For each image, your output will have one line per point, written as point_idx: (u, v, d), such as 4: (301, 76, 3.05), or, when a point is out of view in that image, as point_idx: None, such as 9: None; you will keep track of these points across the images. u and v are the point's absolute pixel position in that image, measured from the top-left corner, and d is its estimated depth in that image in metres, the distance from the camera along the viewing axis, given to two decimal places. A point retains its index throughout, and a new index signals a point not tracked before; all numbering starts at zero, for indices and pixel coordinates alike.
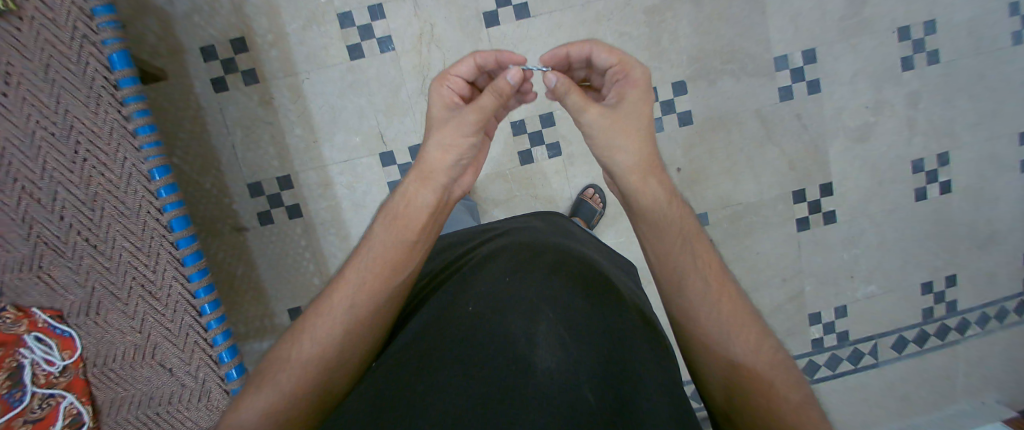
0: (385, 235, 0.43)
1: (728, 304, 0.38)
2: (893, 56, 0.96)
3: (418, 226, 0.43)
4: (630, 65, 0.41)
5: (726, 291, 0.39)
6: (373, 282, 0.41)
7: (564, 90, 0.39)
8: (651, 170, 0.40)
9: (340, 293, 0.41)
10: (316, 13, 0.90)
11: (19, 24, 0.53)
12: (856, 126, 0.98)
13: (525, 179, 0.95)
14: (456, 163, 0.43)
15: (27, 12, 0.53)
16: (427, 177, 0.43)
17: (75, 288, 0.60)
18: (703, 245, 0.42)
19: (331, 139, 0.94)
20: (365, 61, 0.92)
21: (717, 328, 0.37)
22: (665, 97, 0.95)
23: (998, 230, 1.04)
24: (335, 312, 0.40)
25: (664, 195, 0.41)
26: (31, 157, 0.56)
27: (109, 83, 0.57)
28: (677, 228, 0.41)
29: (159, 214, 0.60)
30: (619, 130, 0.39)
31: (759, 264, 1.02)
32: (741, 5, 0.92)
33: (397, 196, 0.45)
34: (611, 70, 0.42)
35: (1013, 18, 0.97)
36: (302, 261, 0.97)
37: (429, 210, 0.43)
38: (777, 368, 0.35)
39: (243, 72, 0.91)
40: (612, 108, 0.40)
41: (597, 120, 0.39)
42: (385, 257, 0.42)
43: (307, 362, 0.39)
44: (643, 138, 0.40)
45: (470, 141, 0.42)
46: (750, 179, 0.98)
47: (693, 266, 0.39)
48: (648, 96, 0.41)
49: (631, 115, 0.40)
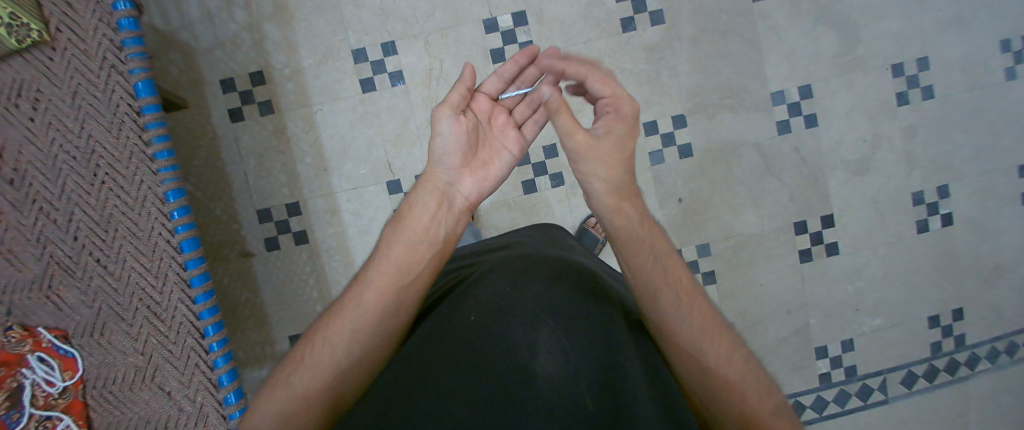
0: (394, 241, 0.45)
1: (698, 319, 0.39)
2: (888, 92, 0.99)
3: (421, 231, 0.45)
4: (620, 99, 0.42)
5: (697, 304, 0.40)
6: (382, 286, 0.42)
7: (555, 110, 0.42)
8: (626, 195, 0.43)
9: (352, 299, 0.43)
10: (332, 49, 0.95)
11: (52, 53, 0.57)
12: (854, 160, 0.99)
13: (528, 207, 0.97)
14: (441, 155, 0.46)
15: (61, 43, 0.57)
16: (426, 178, 0.47)
17: (82, 308, 0.61)
18: (674, 263, 0.43)
19: (341, 167, 0.96)
20: (376, 93, 0.96)
21: (689, 337, 0.37)
22: (665, 130, 0.97)
23: (1004, 262, 1.03)
24: (347, 315, 0.41)
25: (640, 219, 0.43)
26: (52, 179, 0.59)
27: (133, 109, 0.59)
28: (647, 243, 0.42)
29: (171, 235, 0.61)
30: (599, 161, 0.41)
31: (763, 296, 1.01)
32: (737, 43, 0.96)
33: (407, 201, 0.48)
34: (601, 101, 0.43)
35: (1005, 55, 1.00)
36: (305, 286, 0.98)
37: (430, 213, 0.45)
38: (746, 373, 0.36)
39: (259, 103, 0.95)
40: (598, 139, 0.42)
41: (578, 147, 0.41)
42: (394, 264, 0.43)
43: (317, 366, 0.39)
44: (619, 165, 0.42)
45: (447, 130, 0.45)
46: (751, 210, 0.99)
47: (665, 280, 0.40)
48: (632, 134, 0.42)
49: (614, 147, 0.42)
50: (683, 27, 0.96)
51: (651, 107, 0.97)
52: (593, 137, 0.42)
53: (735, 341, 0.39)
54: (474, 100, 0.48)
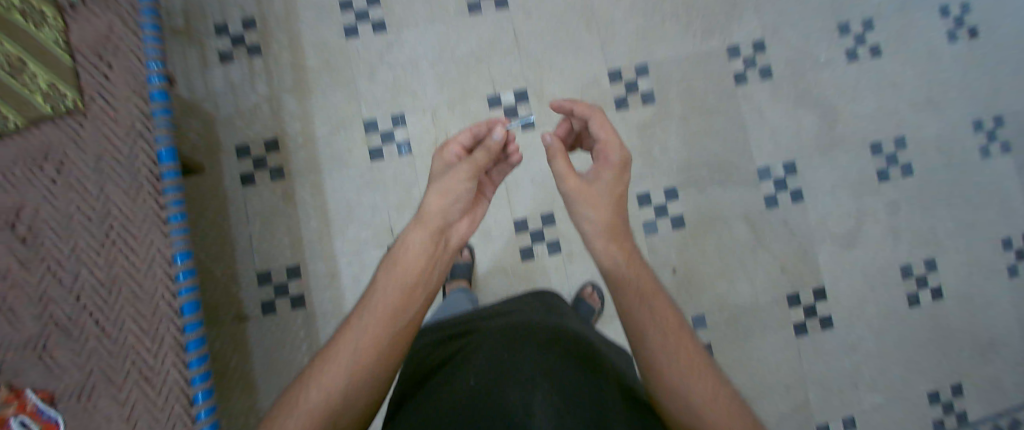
0: (389, 283, 0.45)
1: (684, 354, 0.41)
2: (868, 169, 1.05)
3: (416, 269, 0.45)
4: (610, 147, 0.47)
5: (684, 342, 0.42)
6: (377, 328, 0.43)
7: (552, 154, 0.47)
8: (616, 236, 0.45)
9: (346, 339, 0.43)
10: (345, 120, 1.02)
11: (82, 120, 0.62)
12: (841, 233, 1.03)
13: (526, 274, 0.98)
14: (453, 205, 0.47)
15: (92, 111, 0.63)
16: (424, 221, 0.46)
17: (73, 370, 0.60)
18: (663, 302, 0.43)
19: (344, 231, 1.00)
20: (384, 161, 1.01)
21: (675, 376, 0.39)
22: (658, 201, 1.02)
23: (998, 337, 1.03)
24: (341, 356, 0.42)
25: (623, 257, 0.44)
26: (64, 239, 0.61)
27: (154, 174, 0.63)
28: (636, 286, 0.43)
29: (172, 298, 0.62)
30: (590, 202, 0.45)
31: (763, 370, 0.99)
32: (723, 123, 1.04)
33: (397, 241, 0.48)
34: (597, 146, 0.49)
35: (979, 134, 1.07)
36: (298, 352, 0.96)
37: (428, 253, 0.46)
38: (730, 414, 0.39)
39: (271, 169, 1.00)
40: (590, 183, 0.46)
41: (572, 190, 0.46)
42: (388, 302, 0.44)
43: (312, 407, 0.40)
44: (611, 206, 0.46)
45: (466, 184, 0.47)
46: (744, 282, 1.00)
47: (653, 320, 0.42)
48: (621, 180, 0.47)
49: (603, 190, 0.46)
50: (672, 107, 1.04)
51: (645, 180, 1.02)
52: (586, 181, 0.46)
53: (722, 380, 0.41)
54: (445, 151, 0.51)
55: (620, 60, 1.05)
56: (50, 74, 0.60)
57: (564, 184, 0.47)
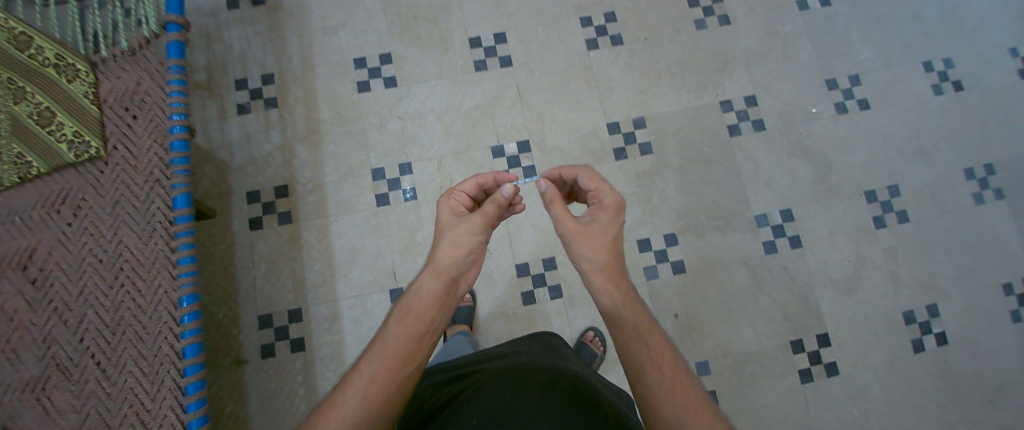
0: (399, 330, 0.46)
1: (679, 388, 0.41)
2: (864, 215, 1.07)
3: (427, 319, 0.46)
4: (602, 192, 0.51)
5: (679, 378, 0.41)
6: (385, 375, 0.43)
7: (549, 200, 0.50)
8: (613, 276, 0.46)
9: (353, 386, 0.43)
10: (355, 168, 1.07)
11: (104, 167, 0.67)
12: (841, 278, 1.03)
13: (528, 319, 0.98)
14: (466, 257, 0.50)
15: (114, 159, 0.67)
16: (438, 270, 0.49)
17: (69, 413, 0.59)
18: (658, 338, 0.44)
19: (348, 274, 1.01)
20: (390, 207, 1.05)
21: (670, 411, 0.39)
22: (658, 246, 1.03)
23: (1013, 387, 1.00)
24: (348, 403, 0.42)
25: (620, 296, 0.45)
26: (74, 280, 0.63)
27: (167, 218, 0.66)
28: (631, 323, 0.44)
29: (176, 340, 0.63)
30: (586, 243, 0.47)
31: (769, 420, 0.95)
32: (718, 172, 1.08)
33: (409, 289, 0.49)
34: (590, 193, 0.52)
35: (971, 182, 1.10)
36: (294, 398, 0.94)
37: (439, 302, 0.48)
38: None
39: (279, 214, 1.03)
40: (586, 224, 0.48)
41: (568, 233, 0.48)
42: (397, 349, 0.44)
43: None
44: (607, 247, 0.47)
45: (479, 237, 0.51)
46: (747, 328, 0.99)
47: (649, 356, 0.42)
48: (617, 221, 0.49)
49: (600, 230, 0.48)
50: (669, 157, 1.09)
51: (644, 226, 1.04)
52: (582, 224, 0.48)
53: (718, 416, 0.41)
54: (452, 198, 0.55)
55: (618, 114, 1.11)
56: (78, 125, 0.65)
57: (562, 227, 0.49)
